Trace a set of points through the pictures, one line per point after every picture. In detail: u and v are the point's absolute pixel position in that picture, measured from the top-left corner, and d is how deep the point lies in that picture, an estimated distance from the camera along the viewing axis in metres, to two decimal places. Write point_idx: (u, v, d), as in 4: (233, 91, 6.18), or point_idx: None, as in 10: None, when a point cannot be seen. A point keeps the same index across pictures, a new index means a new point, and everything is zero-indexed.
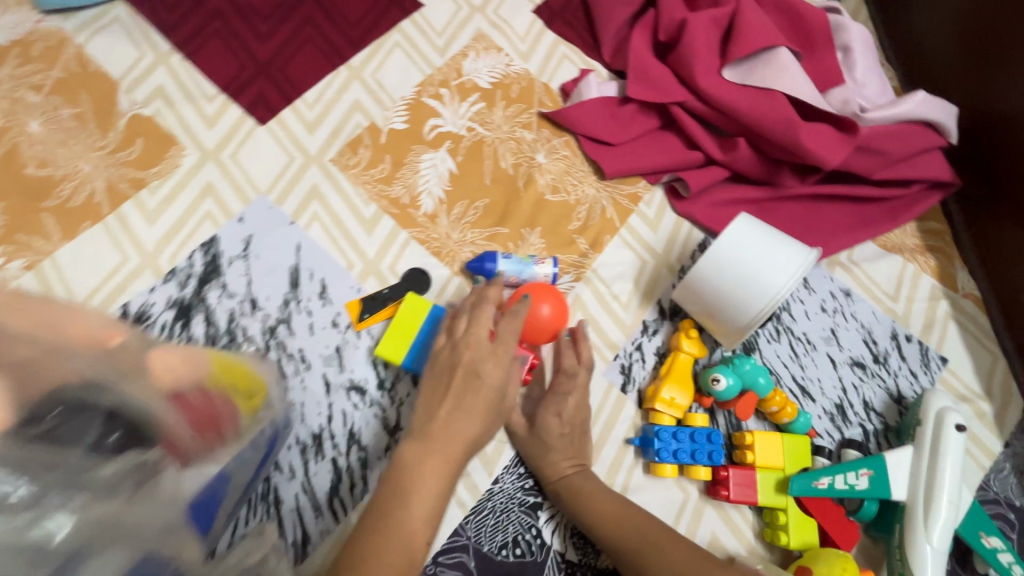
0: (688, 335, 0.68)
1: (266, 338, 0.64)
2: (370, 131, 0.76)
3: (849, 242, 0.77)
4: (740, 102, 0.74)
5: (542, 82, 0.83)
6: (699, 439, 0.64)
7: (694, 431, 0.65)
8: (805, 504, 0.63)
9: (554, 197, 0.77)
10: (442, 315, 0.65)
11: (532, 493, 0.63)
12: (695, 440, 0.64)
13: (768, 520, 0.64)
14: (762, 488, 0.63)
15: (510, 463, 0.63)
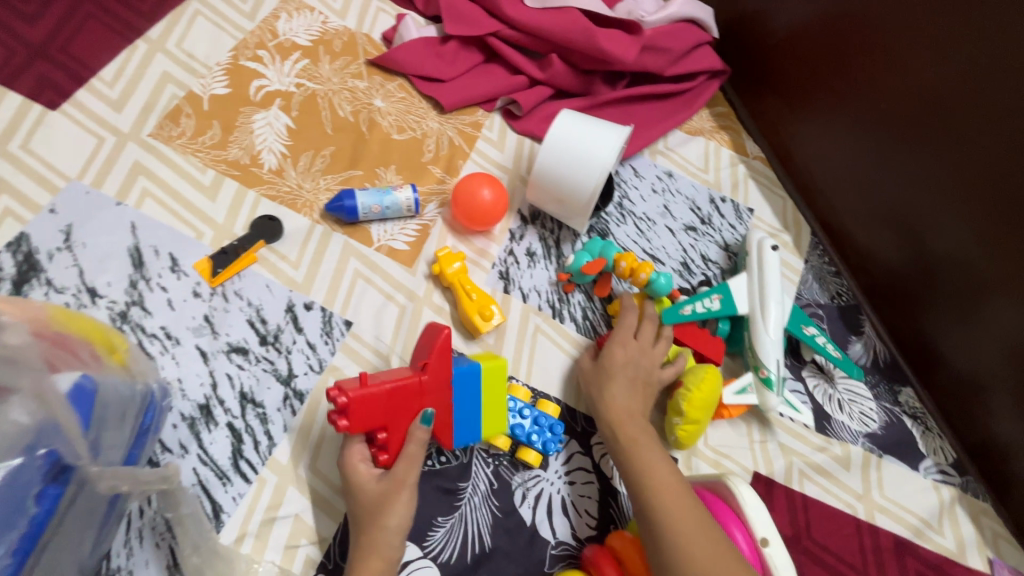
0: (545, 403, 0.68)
1: (117, 324, 0.59)
2: (189, 100, 0.72)
3: (660, 131, 0.90)
4: (545, 23, 0.83)
5: (363, 34, 0.85)
6: (541, 423, 0.65)
7: (541, 415, 0.66)
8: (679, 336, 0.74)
9: (401, 136, 0.79)
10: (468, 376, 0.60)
11: None
12: (539, 423, 0.65)
13: None
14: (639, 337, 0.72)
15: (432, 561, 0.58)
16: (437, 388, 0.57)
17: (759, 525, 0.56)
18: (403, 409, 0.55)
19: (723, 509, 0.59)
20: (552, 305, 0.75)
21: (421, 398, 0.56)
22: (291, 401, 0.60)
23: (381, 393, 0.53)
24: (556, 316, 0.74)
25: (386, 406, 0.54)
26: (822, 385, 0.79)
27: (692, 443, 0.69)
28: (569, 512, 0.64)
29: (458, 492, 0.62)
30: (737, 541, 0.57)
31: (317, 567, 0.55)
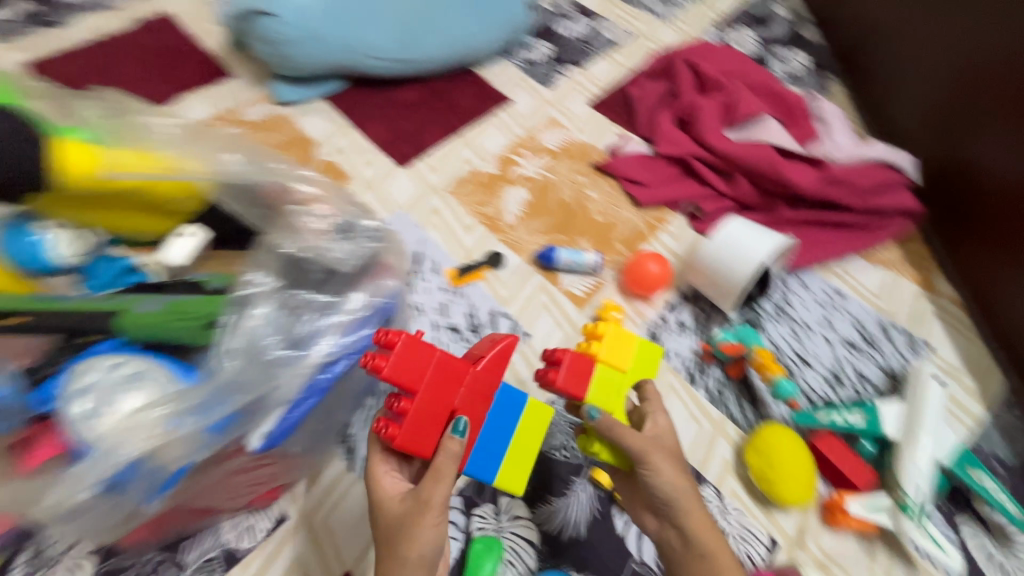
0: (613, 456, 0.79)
1: None
2: (473, 173, 1.11)
3: (837, 254, 0.98)
4: (739, 152, 1.03)
5: (595, 146, 1.17)
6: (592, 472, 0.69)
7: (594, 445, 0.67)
8: (813, 442, 0.77)
9: (602, 217, 1.05)
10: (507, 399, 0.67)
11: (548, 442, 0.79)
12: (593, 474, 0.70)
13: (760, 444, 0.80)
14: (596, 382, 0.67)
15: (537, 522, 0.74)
16: (470, 390, 0.60)
17: None
18: (434, 387, 0.57)
19: None
20: (689, 371, 0.86)
21: (460, 386, 0.59)
22: None
23: (428, 357, 0.57)
24: (690, 381, 0.86)
25: (431, 375, 0.57)
26: (982, 542, 0.73)
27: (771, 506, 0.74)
28: None
29: (570, 483, 0.76)
30: None
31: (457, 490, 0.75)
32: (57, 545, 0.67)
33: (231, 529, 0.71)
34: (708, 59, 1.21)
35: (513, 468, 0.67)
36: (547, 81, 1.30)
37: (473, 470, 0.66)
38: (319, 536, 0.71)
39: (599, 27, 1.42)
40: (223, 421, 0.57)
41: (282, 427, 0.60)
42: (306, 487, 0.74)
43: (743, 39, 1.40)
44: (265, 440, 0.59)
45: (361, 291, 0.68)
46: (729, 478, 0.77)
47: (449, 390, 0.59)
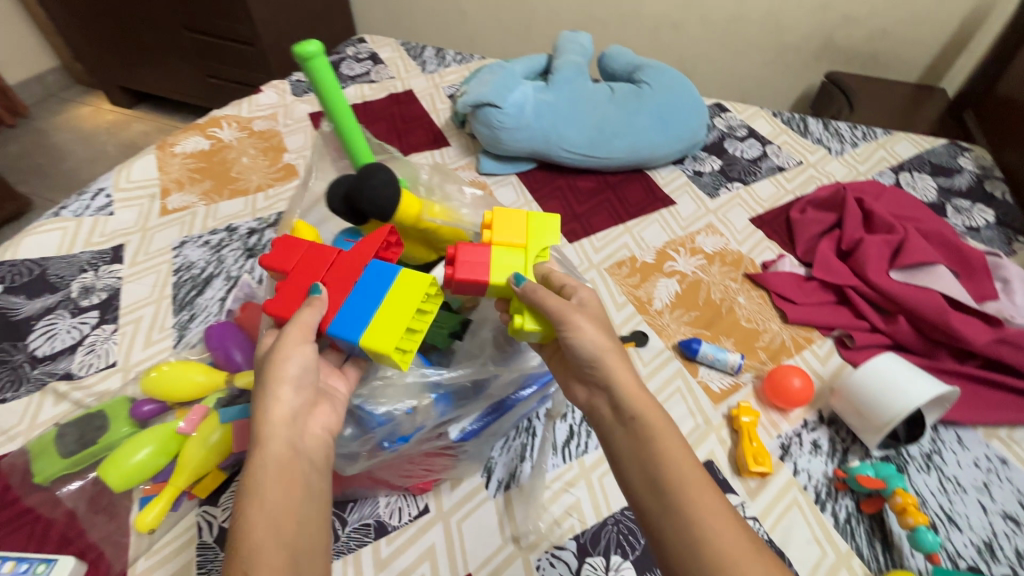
0: None
1: None
2: (631, 259, 1.25)
3: (1005, 418, 0.93)
4: (903, 292, 1.05)
5: (749, 258, 1.25)
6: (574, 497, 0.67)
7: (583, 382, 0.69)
8: None
9: (748, 324, 1.11)
10: (373, 271, 0.69)
11: None
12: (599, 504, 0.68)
13: None
14: (494, 268, 0.73)
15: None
16: (341, 265, 0.69)
17: None
18: (306, 268, 0.70)
19: None
20: (818, 492, 0.87)
21: (326, 269, 0.70)
22: None
23: (303, 244, 0.72)
24: (819, 503, 0.85)
25: (303, 254, 0.71)
26: None
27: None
28: None
29: None
30: None
31: (574, 534, 0.83)
32: None
33: (388, 505, 0.85)
34: (879, 199, 1.26)
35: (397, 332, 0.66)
36: (712, 191, 1.43)
37: (338, 330, 0.66)
38: (452, 535, 0.82)
39: (768, 152, 1.55)
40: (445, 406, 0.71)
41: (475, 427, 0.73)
42: (449, 489, 0.87)
43: (922, 184, 1.44)
44: (462, 432, 0.72)
45: None
46: None
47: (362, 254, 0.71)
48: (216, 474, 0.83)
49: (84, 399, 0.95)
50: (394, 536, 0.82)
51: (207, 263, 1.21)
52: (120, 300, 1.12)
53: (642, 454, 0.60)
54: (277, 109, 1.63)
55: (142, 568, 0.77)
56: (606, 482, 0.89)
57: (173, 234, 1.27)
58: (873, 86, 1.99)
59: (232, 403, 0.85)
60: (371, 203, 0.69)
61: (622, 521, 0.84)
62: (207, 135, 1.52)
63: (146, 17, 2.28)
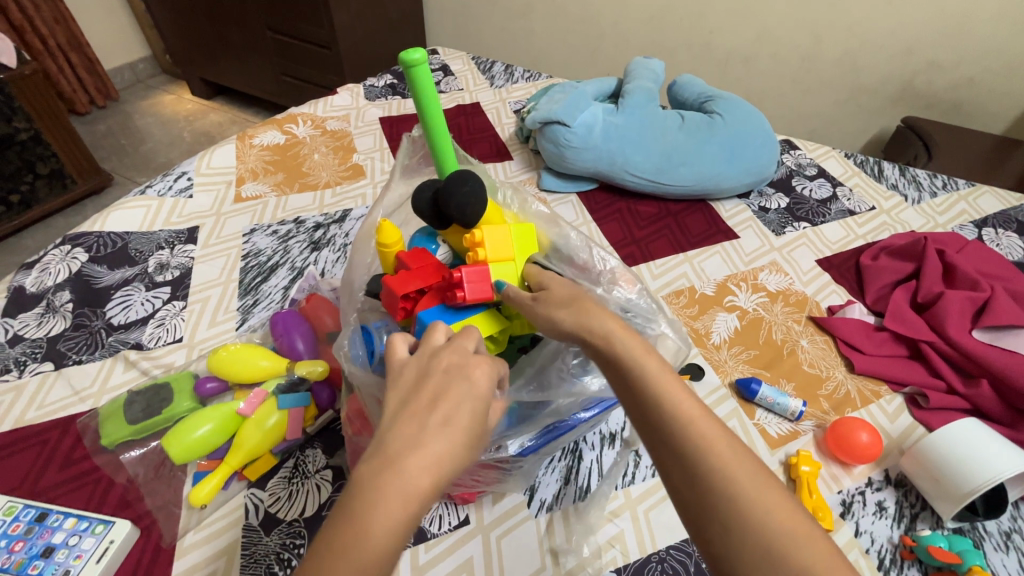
0: None
1: None
2: (689, 289, 1.22)
3: None
4: (985, 354, 0.98)
5: (814, 300, 1.21)
6: None
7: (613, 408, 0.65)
8: None
9: (810, 369, 1.06)
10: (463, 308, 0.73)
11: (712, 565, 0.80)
12: None
13: None
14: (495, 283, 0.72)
15: None
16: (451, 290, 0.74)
17: None
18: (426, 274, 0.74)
19: None
20: (882, 558, 0.81)
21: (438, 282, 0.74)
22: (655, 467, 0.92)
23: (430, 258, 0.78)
24: (882, 570, 0.80)
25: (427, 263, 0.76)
26: None
27: None
28: None
29: None
30: None
31: (615, 566, 0.80)
32: (311, 465, 0.87)
33: (429, 511, 0.85)
34: (962, 252, 1.19)
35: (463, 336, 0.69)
36: (777, 228, 1.39)
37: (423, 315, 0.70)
38: (490, 549, 0.81)
39: (839, 193, 1.49)
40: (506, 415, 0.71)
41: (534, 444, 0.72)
42: (491, 502, 0.86)
43: (1007, 242, 1.36)
44: (521, 448, 0.71)
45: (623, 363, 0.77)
46: None
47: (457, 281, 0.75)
48: (268, 457, 0.84)
49: (151, 369, 0.99)
50: (433, 543, 0.81)
51: (273, 252, 1.25)
52: (191, 278, 1.18)
53: (634, 392, 0.55)
54: (350, 111, 1.69)
55: (189, 542, 0.78)
56: (652, 517, 0.86)
57: (245, 221, 1.33)
58: (954, 135, 1.90)
59: (291, 389, 0.87)
60: (457, 207, 0.70)
61: (668, 560, 0.81)
62: (284, 130, 1.59)
63: (236, 17, 2.43)
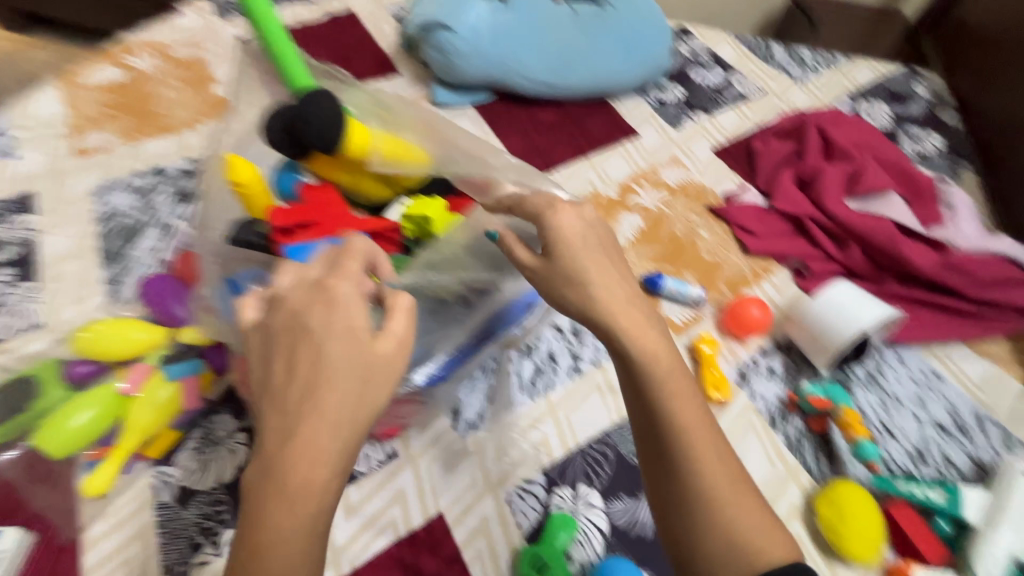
0: None
1: None
2: (594, 194, 1.21)
3: (940, 336, 0.99)
4: (857, 220, 1.07)
5: (712, 190, 1.24)
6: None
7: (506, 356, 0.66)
8: (888, 509, 0.79)
9: (709, 257, 1.11)
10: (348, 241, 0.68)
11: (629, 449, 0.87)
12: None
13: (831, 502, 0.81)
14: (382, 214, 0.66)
15: (603, 522, 0.80)
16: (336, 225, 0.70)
17: None
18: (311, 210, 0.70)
19: None
20: (772, 415, 0.91)
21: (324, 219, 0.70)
22: (572, 371, 0.96)
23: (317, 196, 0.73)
24: (772, 424, 0.90)
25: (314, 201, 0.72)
26: None
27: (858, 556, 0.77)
28: None
29: (643, 488, 0.84)
30: None
31: (542, 468, 0.85)
32: (222, 431, 0.82)
33: (355, 453, 0.84)
34: (839, 127, 1.25)
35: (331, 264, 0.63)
36: (676, 122, 1.38)
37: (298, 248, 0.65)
38: (421, 475, 0.83)
39: (732, 79, 1.50)
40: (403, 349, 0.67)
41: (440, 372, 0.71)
42: (418, 432, 0.86)
43: (878, 112, 1.44)
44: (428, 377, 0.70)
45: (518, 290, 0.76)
46: (796, 522, 0.81)
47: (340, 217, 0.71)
48: (169, 433, 0.79)
49: (9, 363, 0.87)
50: (363, 482, 0.81)
51: (134, 210, 1.10)
52: (37, 255, 1.01)
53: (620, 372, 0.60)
54: (198, 31, 1.44)
55: (98, 532, 0.74)
56: (573, 418, 0.90)
57: (92, 178, 1.14)
58: (836, 10, 1.94)
59: (176, 359, 0.81)
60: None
61: (589, 452, 0.87)
62: (118, 63, 1.33)
63: None
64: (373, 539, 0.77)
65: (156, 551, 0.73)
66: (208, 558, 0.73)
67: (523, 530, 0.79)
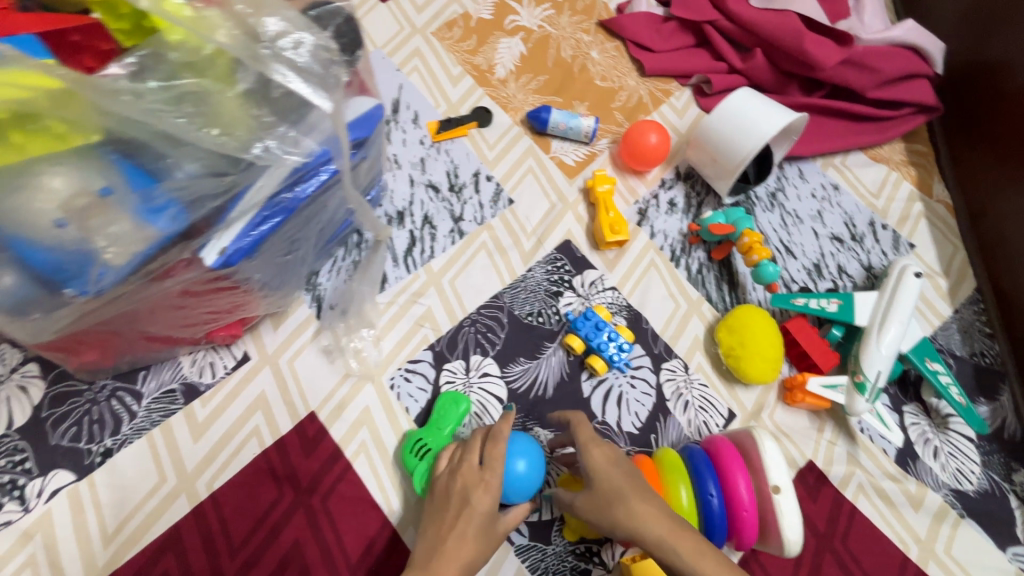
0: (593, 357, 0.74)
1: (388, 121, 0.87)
2: (464, 17, 0.97)
3: (841, 145, 0.93)
4: (761, 20, 0.93)
5: (603, 1, 1.04)
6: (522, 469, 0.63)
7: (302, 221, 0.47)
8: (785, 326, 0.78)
9: (603, 83, 0.95)
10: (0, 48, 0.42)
11: (524, 310, 0.78)
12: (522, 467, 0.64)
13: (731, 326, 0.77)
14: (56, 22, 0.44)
15: (502, 390, 0.73)
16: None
17: (774, 474, 0.61)
18: None
19: (734, 458, 0.62)
20: (673, 250, 0.84)
21: None
22: (454, 233, 0.81)
23: None
24: (674, 260, 0.83)
25: None
26: (922, 427, 0.76)
27: (748, 374, 0.75)
28: (621, 406, 0.74)
29: (541, 347, 0.76)
30: (738, 485, 0.61)
31: (427, 345, 0.74)
32: (2, 364, 0.64)
33: (193, 364, 0.68)
34: None
35: None
36: None
37: None
38: (284, 377, 0.70)
39: None
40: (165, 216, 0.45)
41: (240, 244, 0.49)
42: (272, 328, 0.72)
43: None
44: (222, 256, 0.48)
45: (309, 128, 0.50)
46: (697, 354, 0.79)
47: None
48: None
49: None
50: (210, 396, 0.67)
51: None
52: None
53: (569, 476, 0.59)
54: None
55: None
56: (458, 285, 0.78)
57: None
58: None
59: None
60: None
61: (480, 320, 0.77)
62: None
63: None
64: (233, 456, 0.65)
65: None
66: (12, 517, 0.58)
67: (412, 415, 0.71)
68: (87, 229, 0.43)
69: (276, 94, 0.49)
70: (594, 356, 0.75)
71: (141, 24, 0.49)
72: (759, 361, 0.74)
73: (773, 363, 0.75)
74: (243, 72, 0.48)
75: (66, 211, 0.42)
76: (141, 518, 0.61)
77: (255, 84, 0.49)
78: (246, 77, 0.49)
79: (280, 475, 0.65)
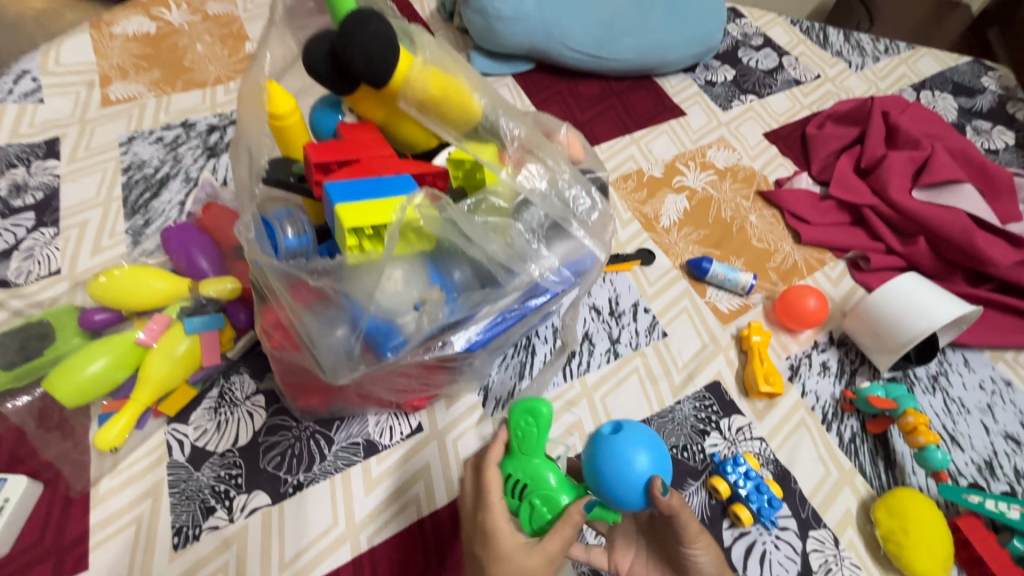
0: (738, 506, 0.74)
1: None
2: (638, 173, 1.14)
3: (1014, 341, 0.91)
4: (924, 211, 0.99)
5: (762, 175, 1.17)
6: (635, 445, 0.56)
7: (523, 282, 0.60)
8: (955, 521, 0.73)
9: (759, 244, 1.04)
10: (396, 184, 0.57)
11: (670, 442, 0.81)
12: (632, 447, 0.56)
13: (889, 506, 0.74)
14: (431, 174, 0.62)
15: None
16: (384, 165, 0.59)
17: None
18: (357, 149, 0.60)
19: None
20: (825, 413, 0.84)
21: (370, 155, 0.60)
22: (610, 354, 0.89)
23: (368, 134, 0.63)
24: (825, 423, 0.83)
25: (362, 140, 0.61)
26: None
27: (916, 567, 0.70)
28: (764, 566, 0.72)
29: (683, 484, 0.77)
30: None
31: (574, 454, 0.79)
32: (240, 392, 0.78)
33: (377, 424, 0.79)
34: (906, 113, 1.17)
35: (365, 218, 0.53)
36: (725, 102, 1.31)
37: (333, 189, 0.55)
38: (447, 455, 0.77)
39: (785, 63, 1.42)
40: (456, 308, 0.60)
41: (483, 335, 0.63)
42: (444, 407, 0.81)
43: (942, 104, 1.35)
44: (469, 343, 0.62)
45: (567, 257, 0.65)
46: (849, 529, 0.75)
47: (383, 158, 0.60)
48: (186, 389, 0.75)
49: (26, 308, 0.83)
50: (385, 455, 0.76)
51: (161, 162, 1.06)
52: (59, 201, 0.98)
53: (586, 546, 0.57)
54: None
55: (106, 489, 0.69)
56: (609, 403, 0.84)
57: (118, 127, 1.10)
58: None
59: (198, 312, 0.76)
60: (357, 51, 0.55)
61: None
62: (152, 16, 1.30)
63: None
64: (394, 517, 0.72)
65: (166, 511, 0.68)
66: (219, 523, 0.69)
67: None
68: (428, 311, 0.58)
69: (547, 229, 0.65)
70: (740, 505, 0.74)
71: (475, 176, 0.66)
72: (927, 552, 0.70)
73: (942, 557, 0.71)
74: (527, 210, 0.63)
75: (421, 298, 0.58)
76: (311, 555, 0.68)
77: (534, 222, 0.63)
78: (528, 215, 0.63)
79: (430, 548, 0.70)
